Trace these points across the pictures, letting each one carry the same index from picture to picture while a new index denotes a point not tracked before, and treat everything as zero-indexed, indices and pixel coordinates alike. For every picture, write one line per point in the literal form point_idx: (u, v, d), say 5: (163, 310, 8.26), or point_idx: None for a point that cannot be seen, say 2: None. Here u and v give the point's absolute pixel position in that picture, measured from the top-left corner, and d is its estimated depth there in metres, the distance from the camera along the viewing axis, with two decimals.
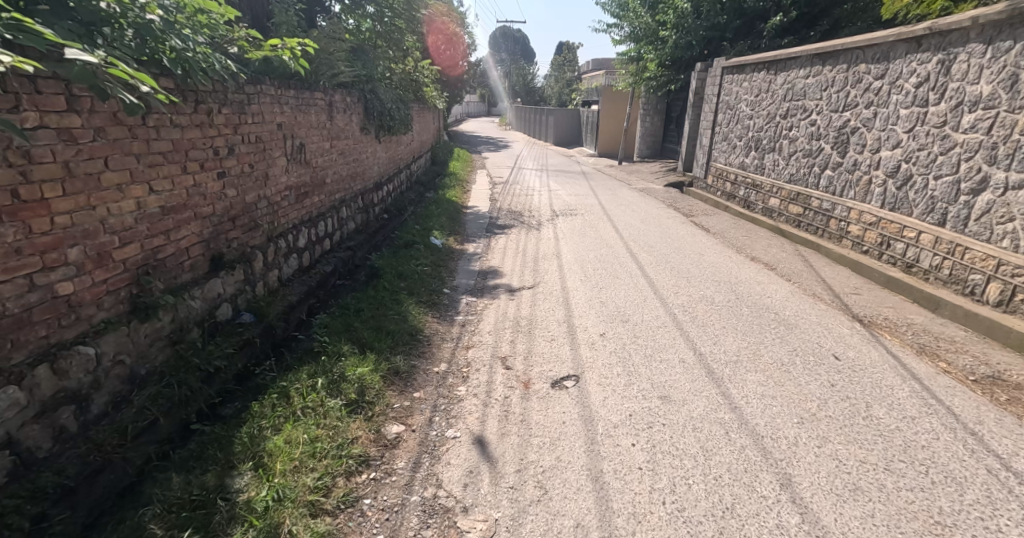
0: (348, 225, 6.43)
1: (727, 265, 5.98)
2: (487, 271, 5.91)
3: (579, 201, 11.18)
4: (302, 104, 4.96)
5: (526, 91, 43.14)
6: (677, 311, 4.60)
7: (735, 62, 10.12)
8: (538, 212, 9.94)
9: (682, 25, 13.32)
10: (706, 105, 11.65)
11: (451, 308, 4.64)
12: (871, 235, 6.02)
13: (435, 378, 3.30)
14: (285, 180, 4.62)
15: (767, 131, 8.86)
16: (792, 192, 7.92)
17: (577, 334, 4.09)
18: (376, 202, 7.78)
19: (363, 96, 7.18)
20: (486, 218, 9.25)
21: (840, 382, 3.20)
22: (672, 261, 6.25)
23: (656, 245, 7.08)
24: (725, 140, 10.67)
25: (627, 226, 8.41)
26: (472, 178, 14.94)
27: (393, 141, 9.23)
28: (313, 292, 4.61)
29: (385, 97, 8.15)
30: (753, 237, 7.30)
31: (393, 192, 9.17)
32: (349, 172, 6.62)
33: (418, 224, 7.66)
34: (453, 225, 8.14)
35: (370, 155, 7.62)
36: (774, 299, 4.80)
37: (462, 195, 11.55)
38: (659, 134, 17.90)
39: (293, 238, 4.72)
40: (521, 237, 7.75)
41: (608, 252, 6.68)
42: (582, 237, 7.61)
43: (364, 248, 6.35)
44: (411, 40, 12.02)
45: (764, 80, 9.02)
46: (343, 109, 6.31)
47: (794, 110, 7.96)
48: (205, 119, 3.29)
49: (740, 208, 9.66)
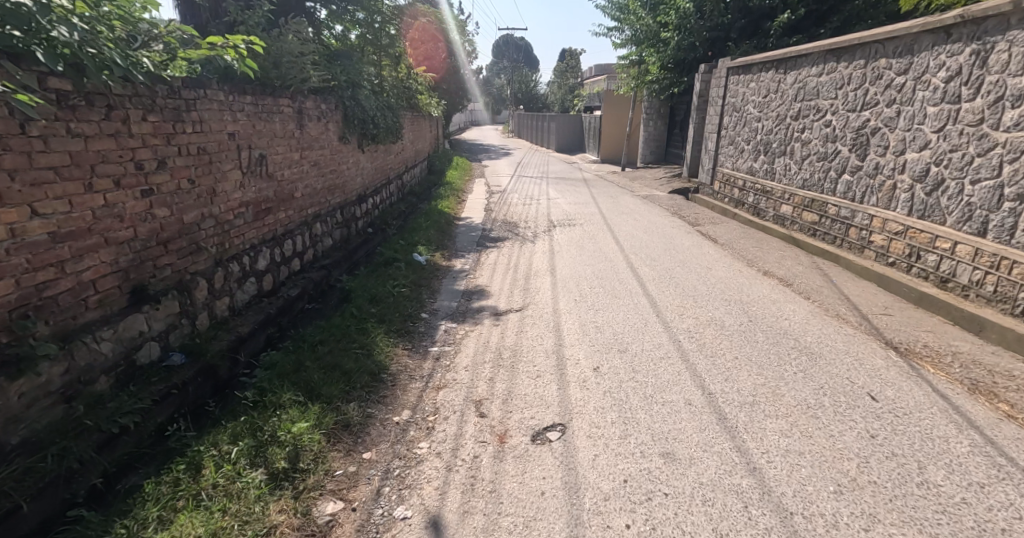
0: (323, 243, 5.94)
1: (738, 281, 5.43)
2: (473, 291, 5.40)
3: (579, 210, 10.66)
4: (259, 112, 4.51)
5: (527, 98, 42.78)
6: (682, 339, 4.05)
7: (741, 61, 9.60)
8: (535, 223, 9.43)
9: (685, 26, 12.83)
10: (711, 107, 11.12)
11: (427, 338, 4.12)
12: (898, 246, 5.45)
13: (393, 432, 2.77)
14: (239, 196, 4.15)
15: (777, 133, 8.32)
16: (806, 198, 7.35)
17: (567, 369, 3.56)
18: (359, 216, 7.30)
19: (341, 104, 6.73)
20: (479, 230, 8.76)
21: (882, 433, 2.62)
22: (677, 277, 5.71)
23: (658, 258, 6.54)
24: (731, 143, 10.14)
25: (628, 236, 7.88)
26: (468, 187, 14.49)
27: (379, 151, 8.77)
28: (273, 322, 4.11)
29: (369, 105, 7.70)
30: (764, 248, 6.75)
31: (380, 204, 8.70)
32: (325, 184, 6.14)
33: (403, 239, 7.17)
34: (442, 239, 7.62)
35: (351, 166, 7.16)
36: (792, 323, 4.23)
37: (456, 205, 11.08)
38: (663, 139, 17.36)
39: (249, 261, 4.23)
40: (514, 252, 7.24)
41: (607, 267, 6.15)
42: (580, 251, 7.08)
43: (340, 267, 5.85)
44: (402, 46, 11.60)
45: (772, 80, 8.50)
46: (314, 116, 5.84)
47: (807, 111, 7.42)
48: (121, 128, 2.81)
49: (749, 215, 9.10)
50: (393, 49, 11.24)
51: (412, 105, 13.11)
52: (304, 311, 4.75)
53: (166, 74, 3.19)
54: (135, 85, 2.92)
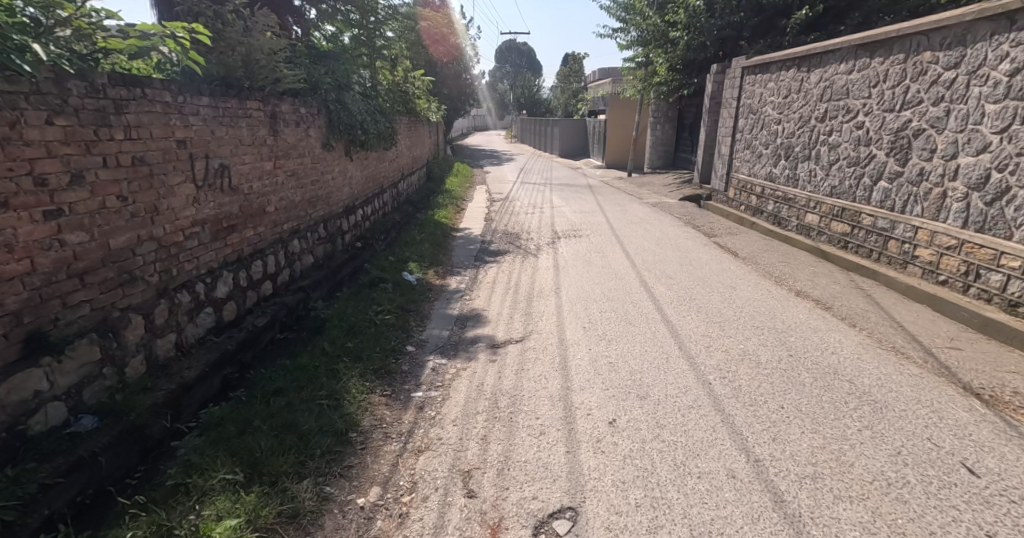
0: (301, 262, 5.34)
1: (768, 303, 4.80)
2: (467, 318, 4.79)
3: (585, 219, 10.06)
4: (219, 116, 3.93)
5: (530, 103, 42.28)
6: (712, 379, 3.42)
7: (758, 60, 9.01)
8: (538, 234, 8.84)
9: (694, 25, 12.32)
10: (724, 110, 10.54)
11: (411, 380, 3.51)
12: (951, 263, 4.81)
13: (356, 522, 2.16)
14: (192, 213, 3.55)
15: (800, 136, 7.71)
16: (835, 207, 6.72)
17: (576, 424, 2.94)
18: (345, 229, 6.71)
19: (325, 108, 6.18)
20: (478, 243, 8.16)
21: (1002, 532, 2.01)
22: (697, 299, 5.09)
23: (674, 275, 5.93)
24: (748, 148, 9.54)
25: (640, 249, 7.26)
26: (469, 195, 13.93)
27: (370, 158, 8.21)
28: (230, 361, 3.51)
29: (358, 108, 7.16)
30: (792, 263, 6.12)
31: (371, 216, 8.11)
32: (303, 196, 5.56)
33: (393, 255, 6.58)
34: (437, 254, 7.02)
35: (336, 176, 6.59)
36: (841, 358, 3.59)
37: (455, 215, 10.51)
38: (671, 143, 16.73)
39: (205, 289, 3.62)
40: (515, 267, 6.64)
41: (619, 287, 5.54)
42: (587, 266, 6.48)
43: (320, 289, 5.24)
44: (398, 48, 11.11)
45: (793, 79, 7.90)
46: (291, 121, 5.26)
47: (835, 111, 6.81)
48: (10, 133, 2.25)
49: (769, 225, 8.47)
50: (388, 51, 10.73)
51: (409, 109, 12.59)
52: (274, 344, 4.14)
53: (83, 68, 2.64)
54: (34, 81, 2.37)
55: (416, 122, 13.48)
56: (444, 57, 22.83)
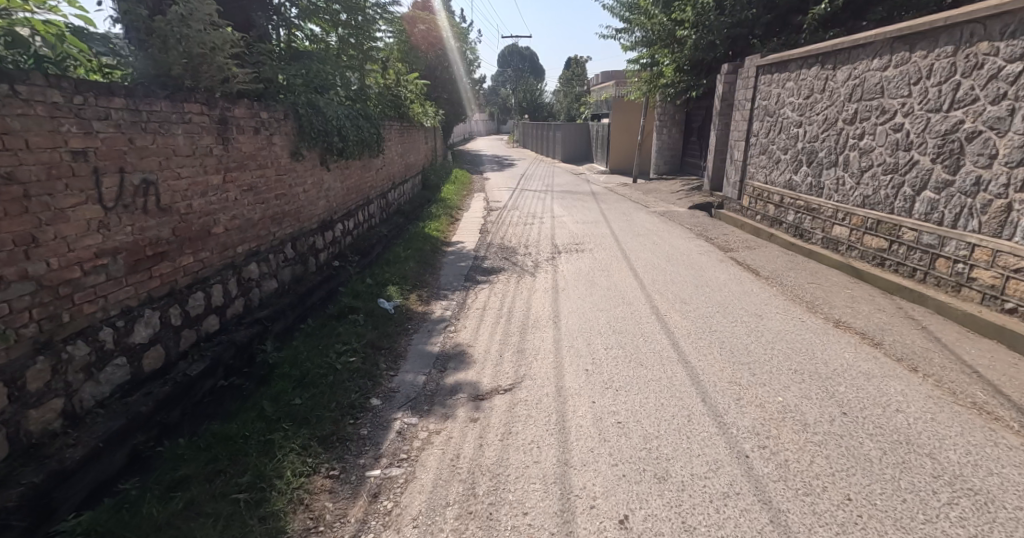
0: (259, 288, 4.65)
1: (803, 336, 4.08)
2: (448, 357, 4.09)
3: (589, 230, 9.37)
4: (143, 122, 3.26)
5: (533, 107, 41.73)
6: (749, 448, 2.68)
7: (776, 58, 8.34)
8: (537, 248, 8.15)
9: (702, 23, 11.77)
10: (738, 112, 9.92)
11: (368, 451, 2.80)
12: (1021, 288, 4.09)
13: None
14: (98, 241, 2.86)
15: (825, 141, 7.02)
16: (870, 219, 6.01)
17: (576, 525, 2.22)
18: (318, 248, 6.04)
19: (292, 113, 5.54)
20: (470, 259, 7.48)
21: None
22: (717, 329, 4.39)
23: (689, 299, 5.23)
24: (765, 152, 8.91)
25: (649, 268, 6.56)
26: (466, 203, 13.27)
27: (352, 168, 7.56)
28: (143, 427, 2.80)
29: (338, 113, 6.54)
30: (822, 284, 5.40)
31: (353, 230, 7.44)
32: (264, 213, 4.88)
33: (372, 277, 5.89)
34: (422, 275, 6.33)
35: (307, 189, 5.91)
36: (908, 416, 2.86)
37: (448, 227, 9.83)
38: (678, 148, 16.03)
39: (116, 335, 2.92)
40: (509, 289, 5.96)
41: (627, 315, 4.85)
42: (591, 288, 5.79)
43: (280, 321, 4.55)
44: (388, 50, 10.54)
45: (816, 77, 7.22)
46: (246, 127, 4.58)
47: (867, 112, 6.10)
48: None
49: (790, 238, 7.76)
50: (377, 52, 10.10)
51: (402, 114, 11.96)
52: (213, 395, 3.44)
53: None
54: None
55: (410, 128, 12.84)
56: (443, 60, 22.23)
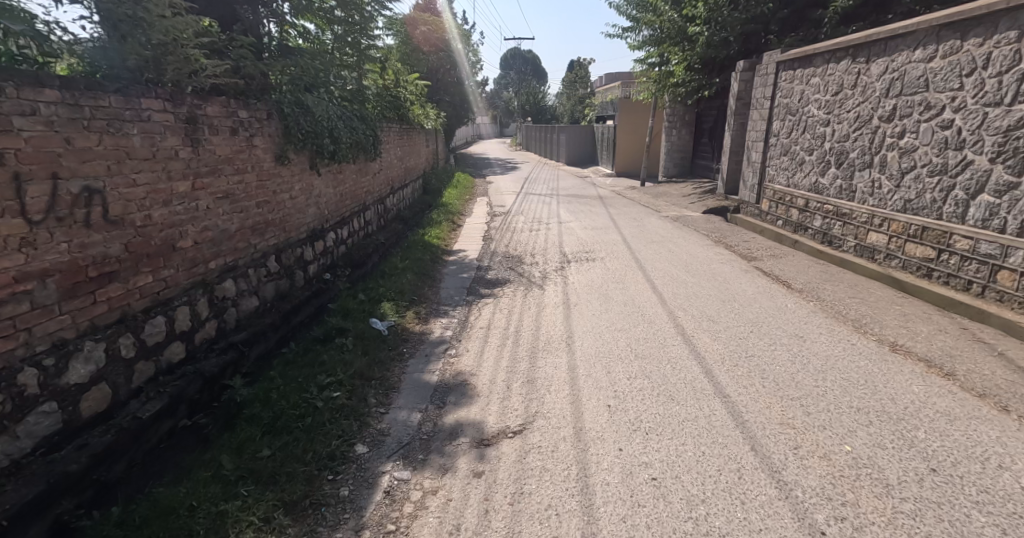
0: (236, 308, 4.14)
1: (859, 363, 3.56)
2: (447, 390, 3.58)
3: (599, 237, 8.86)
4: (88, 119, 2.77)
5: (536, 110, 41.31)
6: (825, 520, 2.16)
7: (800, 52, 7.87)
8: (544, 256, 7.66)
9: (715, 19, 11.32)
10: (756, 111, 9.44)
11: (349, 522, 2.28)
12: None
13: None
14: (20, 262, 2.38)
15: (858, 140, 6.53)
16: (913, 225, 5.50)
17: None
18: (306, 260, 5.54)
19: (278, 112, 5.07)
20: (473, 270, 6.97)
21: None
22: (755, 352, 3.88)
23: (717, 316, 4.72)
24: (788, 154, 8.41)
25: (667, 279, 6.05)
26: (468, 208, 12.79)
27: (346, 172, 7.08)
28: (70, 491, 2.31)
29: (330, 113, 6.08)
30: (864, 297, 4.87)
31: (346, 239, 6.95)
32: (242, 223, 4.37)
33: (365, 292, 5.38)
34: (420, 289, 5.82)
35: (293, 196, 5.42)
36: (1017, 476, 2.33)
37: (450, 234, 9.35)
38: (688, 150, 15.49)
39: (41, 378, 2.42)
40: (516, 305, 5.46)
41: (650, 336, 4.34)
42: (606, 303, 5.28)
43: (258, 345, 4.04)
44: (387, 49, 10.12)
45: (847, 72, 6.74)
46: (221, 127, 4.08)
47: (908, 108, 5.61)
48: None
49: (818, 245, 7.24)
50: (375, 51, 9.69)
51: (402, 116, 11.51)
52: (171, 441, 2.92)
53: None
54: None
55: (409, 130, 12.36)
56: (444, 62, 21.80)
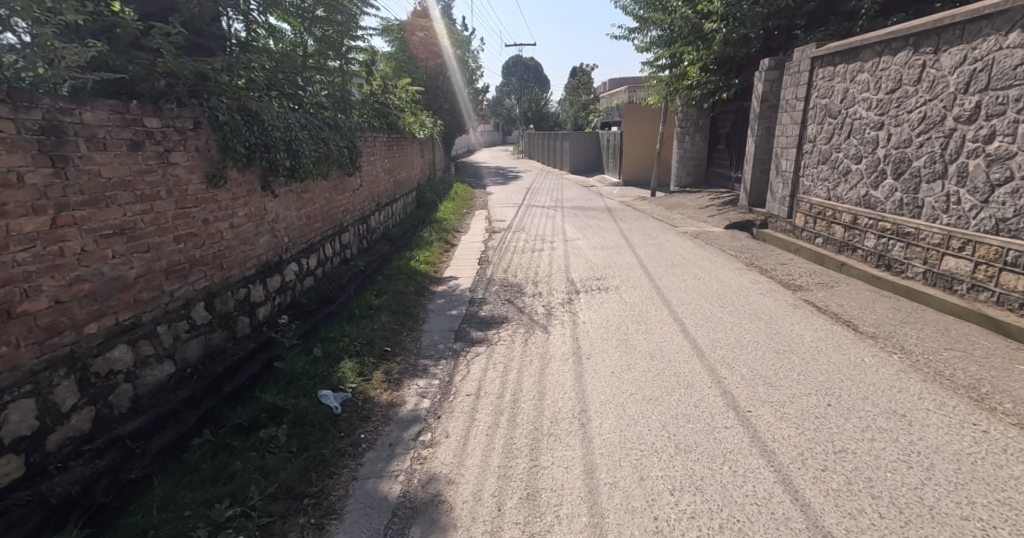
0: (134, 384, 3.06)
1: (1009, 468, 2.50)
2: (410, 514, 2.49)
3: (610, 259, 7.82)
4: None
5: (538, 118, 40.50)
6: None
7: (843, 45, 6.88)
8: (547, 285, 6.62)
9: (733, 14, 10.34)
10: (787, 113, 8.41)
11: None
12: None
13: None
14: None
15: (923, 145, 5.52)
16: (1009, 251, 4.45)
17: None
18: (253, 303, 4.48)
19: (214, 120, 4.04)
20: (464, 305, 5.92)
21: None
22: (847, 441, 2.82)
23: (773, 376, 3.68)
24: (829, 162, 7.37)
25: (698, 320, 5.01)
26: (464, 224, 11.78)
27: (314, 192, 6.07)
28: None
29: (289, 122, 5.08)
30: (961, 349, 3.80)
31: (313, 270, 5.92)
32: (150, 265, 3.32)
33: (325, 345, 4.31)
34: (396, 338, 4.75)
35: (236, 224, 4.38)
36: None
37: (440, 256, 8.32)
38: (703, 158, 14.42)
39: None
40: (514, 358, 4.42)
41: (693, 413, 3.28)
42: (629, 357, 4.24)
43: (159, 436, 2.96)
44: (371, 51, 9.19)
45: (907, 65, 5.75)
46: (111, 139, 3.01)
47: (998, 104, 4.61)
48: None
49: (873, 270, 6.17)
50: (359, 53, 8.75)
51: (391, 125, 10.56)
52: None
53: None
54: None
55: (400, 141, 11.40)
56: (442, 69, 20.89)
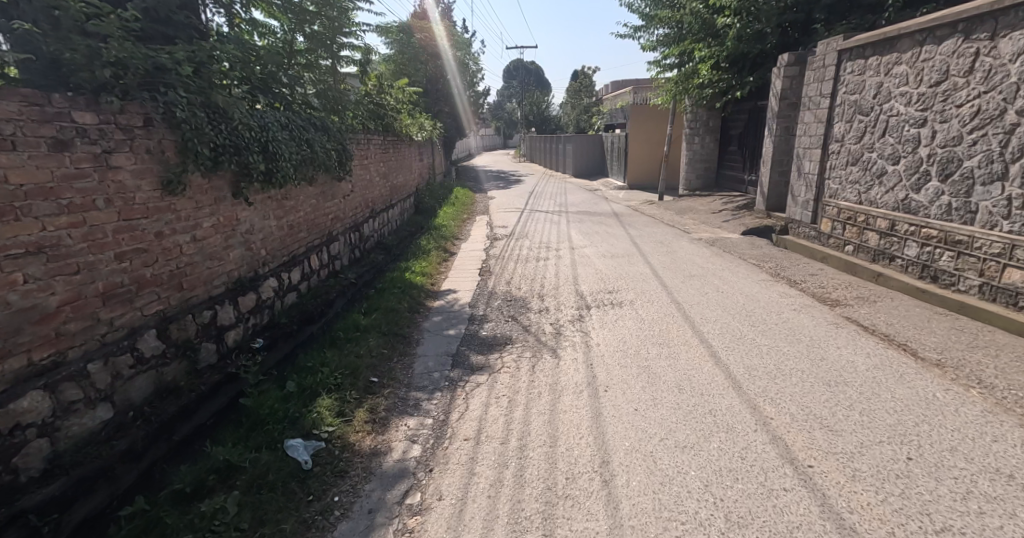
0: (51, 439, 2.51)
1: None
2: None
3: (621, 269, 7.22)
4: None
5: (539, 121, 39.93)
6: None
7: (875, 35, 6.32)
8: (554, 299, 6.03)
9: (748, 8, 9.79)
10: (811, 111, 7.83)
11: None
12: None
13: None
14: None
15: (979, 142, 4.97)
16: None
17: None
18: (220, 327, 3.89)
19: (172, 115, 3.43)
20: (463, 322, 5.33)
21: None
22: (950, 514, 2.25)
23: (831, 417, 3.08)
24: (860, 162, 6.78)
25: (728, 343, 4.40)
26: (464, 230, 11.19)
27: (297, 198, 5.50)
28: None
29: (263, 121, 4.52)
30: None
31: (296, 285, 5.34)
32: (81, 289, 2.74)
33: (300, 377, 3.71)
34: (384, 366, 4.15)
35: (200, 236, 3.79)
36: None
37: (437, 266, 7.74)
38: (713, 160, 13.81)
39: None
40: (520, 390, 3.83)
41: (742, 466, 2.70)
42: (654, 391, 3.65)
43: (78, 507, 2.38)
44: (365, 48, 8.65)
45: (956, 54, 5.21)
46: (23, 136, 2.48)
47: None
48: None
49: (918, 281, 5.59)
50: (352, 50, 8.21)
51: (388, 127, 10.01)
52: None
53: None
54: None
55: (397, 144, 10.84)
56: (443, 70, 20.42)
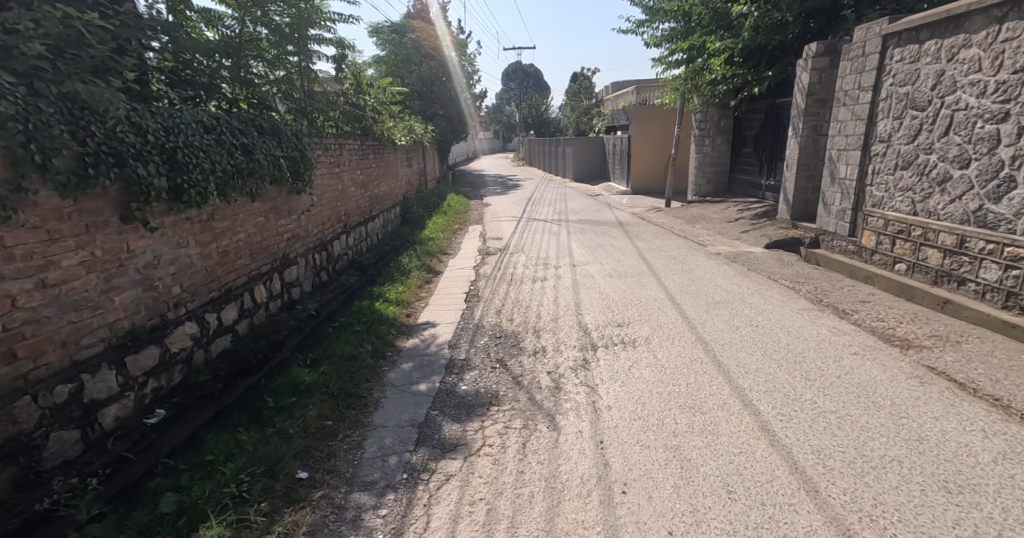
0: None
1: None
2: None
3: (630, 292, 6.15)
4: None
5: (538, 124, 38.83)
6: None
7: (935, 13, 5.27)
8: (551, 335, 4.95)
9: None
10: (847, 107, 6.75)
11: None
12: None
13: None
14: None
15: None
16: None
17: None
18: (90, 405, 2.82)
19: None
20: (437, 371, 4.25)
21: None
22: None
23: None
24: (913, 165, 5.70)
25: (783, 410, 3.30)
26: (453, 243, 10.12)
27: (231, 217, 4.42)
28: None
29: (168, 120, 3.47)
30: None
31: (229, 326, 4.26)
32: None
33: (189, 485, 2.69)
34: (322, 450, 3.07)
35: (57, 278, 2.71)
36: None
37: (416, 290, 6.66)
38: (726, 163, 12.74)
39: None
40: (502, 488, 2.75)
41: None
42: (695, 496, 2.57)
43: None
44: (336, 41, 7.62)
45: None
46: None
47: None
48: None
49: (1002, 313, 4.52)
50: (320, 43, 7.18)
51: (366, 131, 8.96)
52: None
53: None
54: None
55: (379, 148, 9.77)
56: (436, 71, 19.39)
